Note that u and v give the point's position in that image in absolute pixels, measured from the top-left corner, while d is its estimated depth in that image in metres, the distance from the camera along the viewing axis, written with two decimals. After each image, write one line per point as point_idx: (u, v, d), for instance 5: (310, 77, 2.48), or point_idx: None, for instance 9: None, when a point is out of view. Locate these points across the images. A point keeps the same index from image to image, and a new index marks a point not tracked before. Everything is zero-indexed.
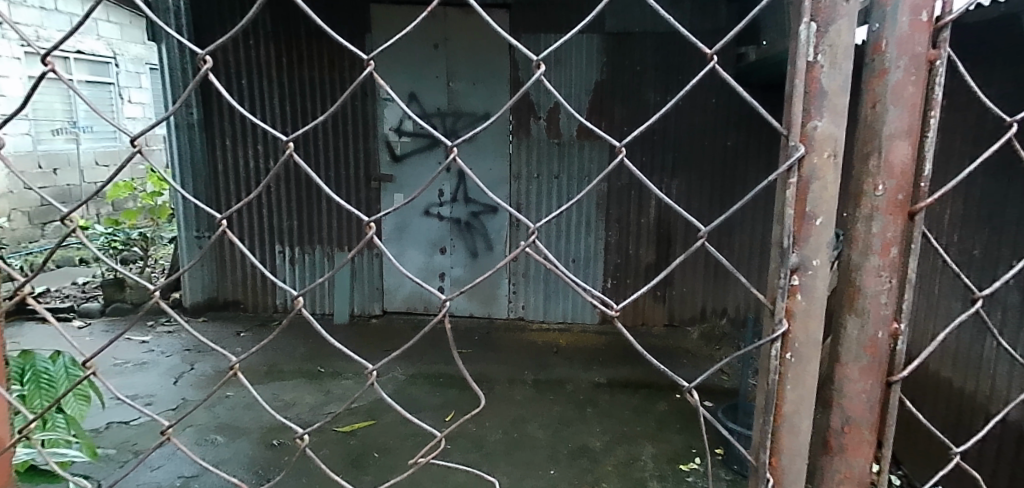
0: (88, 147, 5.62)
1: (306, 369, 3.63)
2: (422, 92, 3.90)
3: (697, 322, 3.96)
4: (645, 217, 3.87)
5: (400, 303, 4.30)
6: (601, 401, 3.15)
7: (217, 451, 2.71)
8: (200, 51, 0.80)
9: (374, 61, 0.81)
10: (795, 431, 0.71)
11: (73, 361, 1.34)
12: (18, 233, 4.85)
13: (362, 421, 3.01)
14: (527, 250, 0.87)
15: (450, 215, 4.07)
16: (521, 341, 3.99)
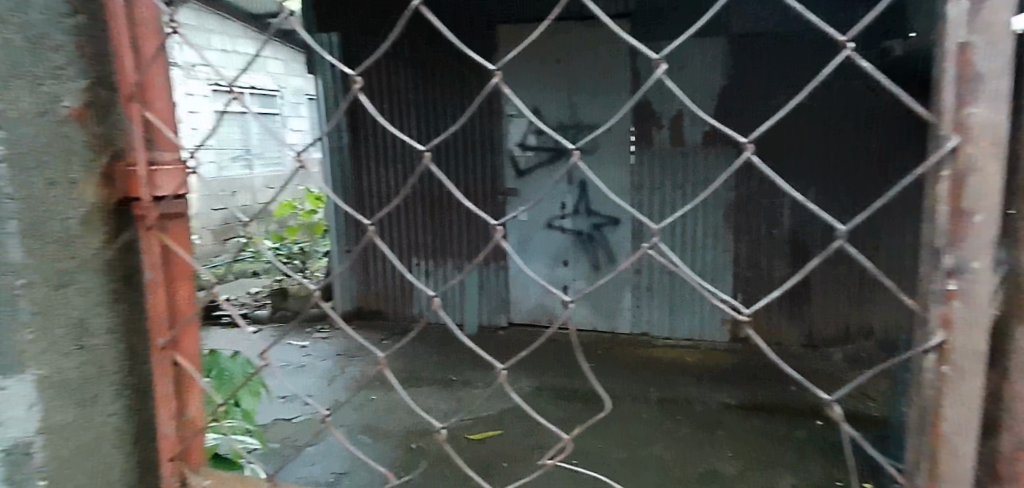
0: (260, 172, 6.30)
1: (439, 377, 3.85)
2: (545, 105, 4.03)
3: (840, 342, 3.75)
4: (778, 228, 3.72)
5: (524, 316, 4.42)
6: (731, 423, 3.09)
7: (363, 451, 2.95)
8: (351, 74, 0.87)
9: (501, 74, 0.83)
10: (956, 456, 0.64)
11: (248, 362, 1.58)
12: (205, 249, 5.57)
13: (491, 430, 3.15)
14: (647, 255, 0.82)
15: (572, 227, 4.15)
16: (645, 357, 3.98)
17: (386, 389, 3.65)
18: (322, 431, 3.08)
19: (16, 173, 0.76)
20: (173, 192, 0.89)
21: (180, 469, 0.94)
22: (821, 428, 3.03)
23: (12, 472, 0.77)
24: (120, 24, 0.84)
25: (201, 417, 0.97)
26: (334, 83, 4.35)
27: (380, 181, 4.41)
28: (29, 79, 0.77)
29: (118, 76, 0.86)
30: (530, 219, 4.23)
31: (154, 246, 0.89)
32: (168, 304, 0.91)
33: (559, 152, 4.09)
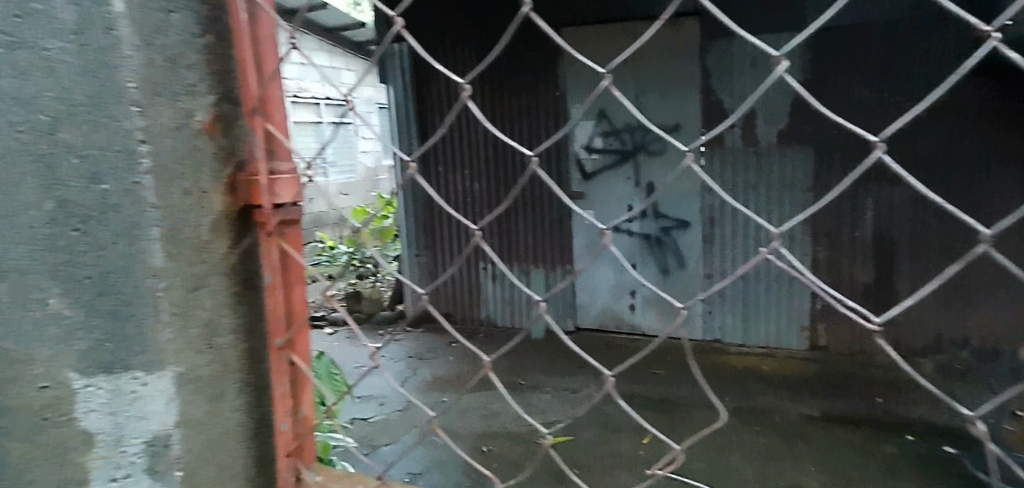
0: (335, 179, 6.52)
1: (508, 381, 3.86)
2: (610, 108, 4.00)
3: (931, 352, 3.51)
4: (860, 231, 3.54)
5: (592, 321, 4.41)
6: (813, 436, 2.97)
7: (437, 452, 2.99)
8: (462, 81, 0.90)
9: (611, 75, 0.82)
10: None
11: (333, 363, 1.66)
12: None
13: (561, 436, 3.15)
14: (765, 260, 0.76)
15: (639, 230, 4.11)
16: (720, 363, 3.88)
17: (456, 391, 3.71)
18: (397, 432, 3.16)
19: (159, 182, 0.80)
20: (291, 200, 0.94)
21: (295, 464, 0.98)
22: (914, 442, 2.86)
23: (153, 464, 0.83)
24: (245, 43, 0.89)
25: (312, 413, 1.01)
26: (405, 92, 4.45)
27: (449, 186, 4.50)
28: (168, 96, 0.81)
29: (241, 91, 0.90)
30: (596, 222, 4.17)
31: (274, 251, 0.93)
32: (285, 306, 0.96)
33: (626, 155, 4.02)
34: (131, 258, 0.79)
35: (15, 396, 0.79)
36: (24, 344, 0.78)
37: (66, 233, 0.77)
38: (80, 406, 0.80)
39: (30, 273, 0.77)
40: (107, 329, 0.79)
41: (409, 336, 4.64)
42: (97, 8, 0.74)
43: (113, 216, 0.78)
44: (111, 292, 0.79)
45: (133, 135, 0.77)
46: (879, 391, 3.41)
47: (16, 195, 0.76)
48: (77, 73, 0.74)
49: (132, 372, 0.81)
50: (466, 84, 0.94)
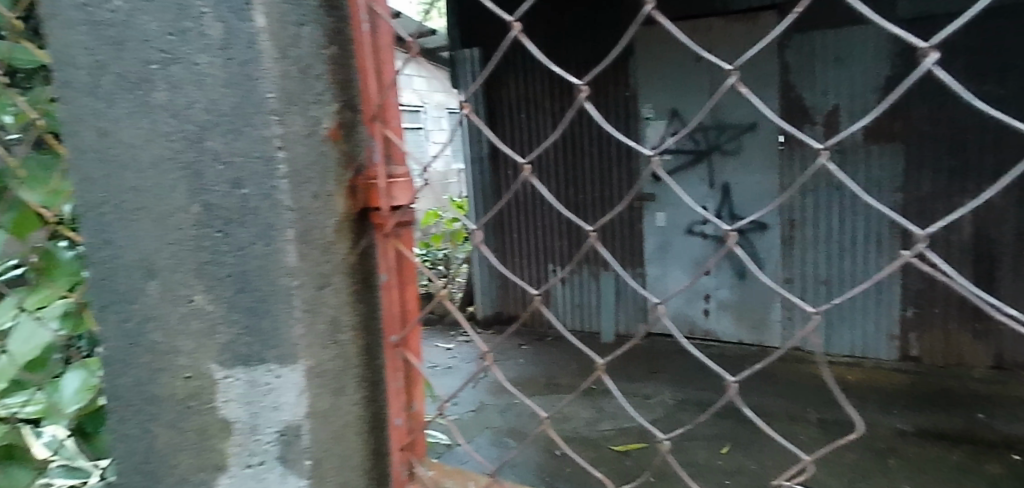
0: None
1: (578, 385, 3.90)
2: (683, 108, 4.29)
3: None
4: (960, 234, 3.62)
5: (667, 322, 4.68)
6: (906, 451, 2.81)
7: (510, 454, 3.03)
8: (578, 81, 0.82)
9: (738, 71, 0.73)
10: None
11: None
12: None
13: (635, 443, 3.17)
14: (908, 262, 0.64)
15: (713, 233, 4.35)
16: (801, 372, 3.96)
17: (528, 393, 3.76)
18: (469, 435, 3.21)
19: (294, 187, 0.84)
20: (407, 203, 0.96)
21: (409, 458, 1.01)
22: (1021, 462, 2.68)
23: (285, 452, 0.87)
24: (365, 53, 0.93)
25: (424, 410, 1.03)
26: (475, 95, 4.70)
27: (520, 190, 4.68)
28: (300, 106, 0.85)
29: (362, 99, 0.94)
30: (668, 224, 4.50)
31: (389, 251, 0.97)
32: (399, 307, 0.99)
33: (699, 156, 4.39)
34: (266, 257, 0.84)
35: (164, 385, 0.89)
36: (171, 337, 0.88)
37: (210, 234, 0.84)
38: (220, 397, 0.87)
39: (177, 273, 0.86)
40: (246, 324, 0.85)
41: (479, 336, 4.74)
42: (242, 25, 0.78)
43: (253, 218, 0.83)
44: (249, 289, 0.84)
45: (271, 142, 0.81)
46: (985, 391, 3.36)
47: (168, 199, 0.85)
48: (223, 85, 0.80)
49: (267, 365, 0.85)
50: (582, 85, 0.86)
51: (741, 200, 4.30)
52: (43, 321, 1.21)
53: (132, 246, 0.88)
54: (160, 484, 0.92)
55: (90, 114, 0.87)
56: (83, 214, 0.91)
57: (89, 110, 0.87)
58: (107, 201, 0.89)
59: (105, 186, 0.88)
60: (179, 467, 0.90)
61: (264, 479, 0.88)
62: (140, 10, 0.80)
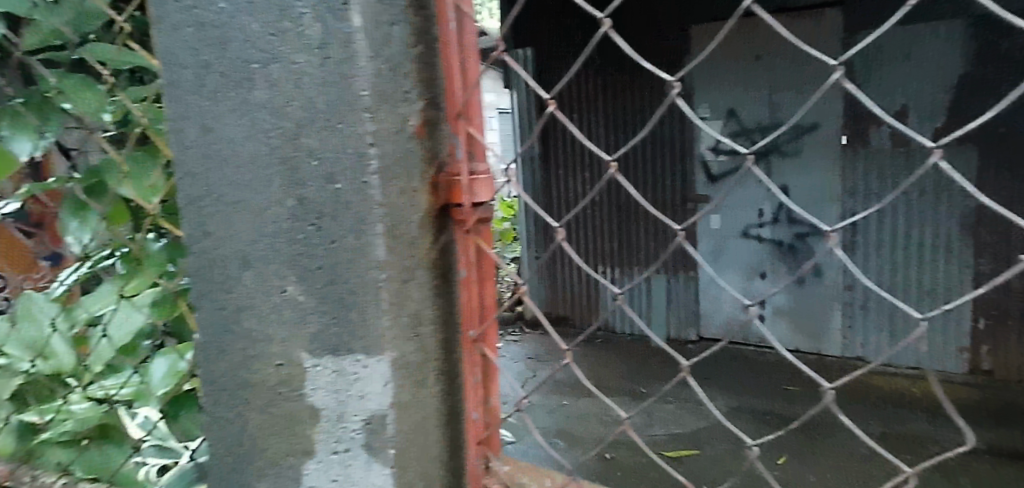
0: None
1: (629, 389, 4.29)
2: (740, 106, 4.32)
3: None
4: None
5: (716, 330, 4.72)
6: (976, 471, 2.69)
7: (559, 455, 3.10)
8: (671, 80, 0.80)
9: (844, 67, 0.70)
10: None
11: None
12: None
13: (685, 449, 3.41)
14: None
15: (770, 236, 4.39)
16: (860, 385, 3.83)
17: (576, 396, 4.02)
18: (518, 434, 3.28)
19: (385, 182, 0.86)
20: (489, 199, 0.96)
21: (485, 452, 1.03)
22: None
23: (370, 440, 0.90)
24: (452, 50, 0.92)
25: (499, 410, 1.02)
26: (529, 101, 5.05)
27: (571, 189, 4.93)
28: (390, 103, 0.87)
29: (447, 95, 0.94)
30: (723, 227, 4.54)
31: (470, 247, 0.98)
32: (478, 302, 1.00)
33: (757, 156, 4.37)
34: (356, 250, 0.87)
35: (256, 370, 0.94)
36: (264, 324, 0.93)
37: (305, 227, 0.88)
38: (309, 384, 0.91)
39: (272, 263, 0.91)
40: (336, 315, 0.89)
41: (528, 336, 4.92)
42: (340, 24, 0.81)
43: (346, 212, 0.86)
44: (339, 280, 0.88)
45: (363, 139, 0.84)
46: None
47: (264, 193, 0.89)
48: (319, 83, 0.83)
49: (355, 355, 0.89)
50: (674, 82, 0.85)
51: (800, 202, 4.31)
52: (137, 306, 1.46)
53: (230, 237, 0.93)
54: (250, 466, 0.97)
55: (195, 111, 0.92)
56: (186, 206, 0.97)
57: (194, 107, 0.92)
58: (208, 195, 0.94)
59: (206, 181, 0.93)
60: (269, 450, 0.95)
61: (350, 465, 0.91)
62: (242, 11, 0.84)
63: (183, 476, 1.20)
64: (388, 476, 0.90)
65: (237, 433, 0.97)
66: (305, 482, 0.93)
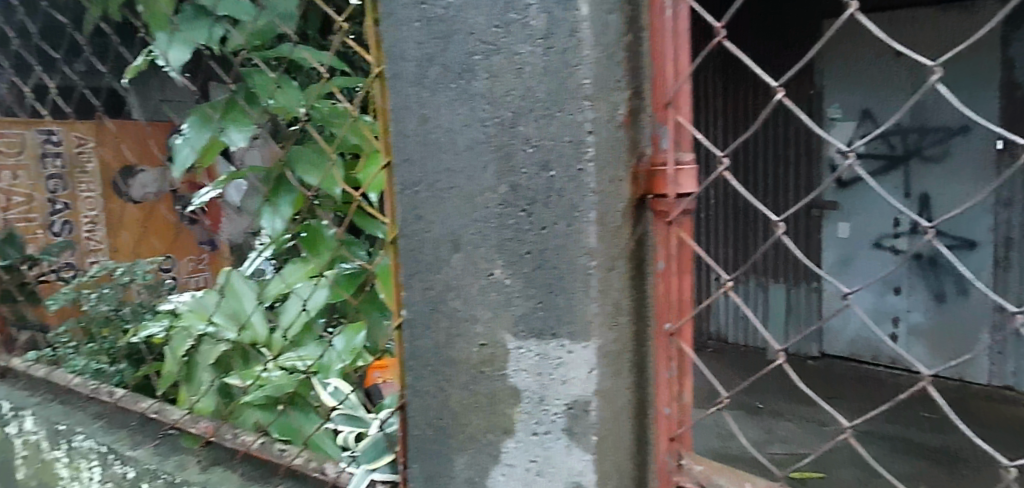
0: None
1: (745, 403, 4.58)
2: (875, 107, 4.88)
3: None
4: None
5: (842, 348, 5.27)
6: None
7: None
8: (931, 65, 0.73)
9: None
10: None
11: None
12: None
13: (813, 472, 3.59)
14: None
15: (904, 248, 4.91)
16: (1011, 417, 4.18)
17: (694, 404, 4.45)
18: None
19: (600, 169, 0.87)
20: (695, 190, 0.93)
21: (677, 449, 1.00)
22: None
23: (572, 425, 0.91)
24: (667, 42, 0.90)
25: (689, 409, 0.99)
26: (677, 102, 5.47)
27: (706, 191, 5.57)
28: (609, 89, 0.87)
29: (653, 87, 0.92)
30: (848, 236, 5.16)
31: (671, 240, 0.94)
32: (677, 295, 0.96)
33: (896, 160, 4.88)
34: (568, 237, 0.89)
35: (460, 350, 1.00)
36: (469, 305, 0.98)
37: (516, 213, 0.92)
38: (512, 365, 0.95)
39: (480, 248, 0.96)
40: (542, 299, 0.92)
41: None
42: (566, 14, 0.84)
43: (559, 200, 0.88)
44: (547, 265, 0.91)
45: (583, 127, 0.85)
46: None
47: (479, 180, 0.94)
48: (541, 73, 0.87)
49: (560, 340, 0.91)
50: (932, 67, 0.78)
51: (947, 221, 4.67)
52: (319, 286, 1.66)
53: (440, 221, 1.00)
54: (451, 440, 1.03)
55: (415, 102, 0.99)
56: (401, 191, 1.05)
57: (415, 99, 1.00)
58: (421, 181, 1.01)
59: (421, 168, 1.01)
60: (471, 426, 1.00)
61: (550, 447, 0.93)
62: (470, 7, 0.91)
63: (376, 445, 1.35)
64: (589, 462, 0.91)
65: (434, 410, 1.05)
66: (503, 460, 0.97)
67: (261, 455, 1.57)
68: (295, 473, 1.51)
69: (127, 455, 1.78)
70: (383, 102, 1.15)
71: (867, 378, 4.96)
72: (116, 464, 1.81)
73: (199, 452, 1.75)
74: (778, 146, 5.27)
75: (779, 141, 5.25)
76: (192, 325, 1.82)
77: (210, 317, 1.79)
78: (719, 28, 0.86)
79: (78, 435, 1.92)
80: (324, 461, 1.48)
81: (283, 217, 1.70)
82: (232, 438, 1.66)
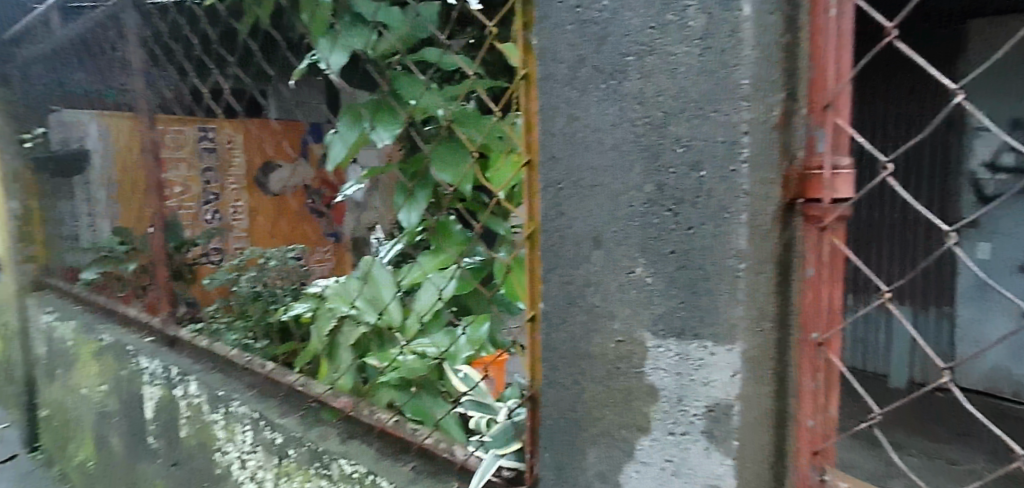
0: None
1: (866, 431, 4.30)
2: None
3: None
4: None
5: (979, 382, 4.80)
6: None
7: None
8: None
9: None
10: None
11: None
12: None
13: None
14: None
15: None
16: None
17: None
18: None
19: (754, 171, 0.86)
20: (851, 196, 0.88)
21: (821, 464, 0.93)
22: None
23: (711, 428, 0.91)
24: (829, 41, 0.86)
25: (834, 424, 0.92)
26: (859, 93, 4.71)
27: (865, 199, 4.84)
28: (766, 89, 0.86)
29: (810, 89, 0.88)
30: (990, 257, 4.68)
31: (824, 245, 0.89)
32: (827, 302, 0.90)
33: None
34: (716, 238, 0.88)
35: (597, 344, 1.02)
36: (608, 301, 1.00)
37: (661, 212, 0.93)
38: (650, 363, 0.96)
39: (622, 246, 0.97)
40: (685, 299, 0.92)
41: None
42: (727, 14, 0.84)
43: (708, 200, 0.88)
44: (692, 265, 0.91)
45: (738, 128, 0.85)
46: None
47: (624, 179, 0.96)
48: (697, 73, 0.87)
49: (702, 341, 0.91)
50: None
51: None
52: (447, 278, 1.74)
53: (583, 218, 1.02)
54: (584, 432, 1.05)
55: (565, 102, 1.03)
56: (545, 188, 1.08)
57: (564, 99, 1.03)
58: (566, 179, 1.04)
59: (566, 165, 1.04)
60: (604, 420, 1.02)
61: (687, 449, 0.93)
62: (626, 8, 0.93)
63: (505, 432, 1.40)
64: (729, 467, 0.90)
65: (565, 402, 1.08)
66: (638, 458, 0.98)
67: (396, 433, 1.71)
68: (426, 452, 1.64)
69: (276, 422, 1.96)
70: (529, 103, 1.20)
71: (1009, 417, 4.46)
72: (266, 429, 1.99)
73: (339, 425, 1.90)
74: (914, 154, 4.87)
75: (916, 151, 4.86)
76: (337, 307, 1.96)
77: (353, 300, 1.91)
78: (889, 30, 0.82)
79: (235, 402, 2.12)
80: (452, 444, 1.61)
81: (416, 211, 1.79)
82: (369, 414, 1.82)
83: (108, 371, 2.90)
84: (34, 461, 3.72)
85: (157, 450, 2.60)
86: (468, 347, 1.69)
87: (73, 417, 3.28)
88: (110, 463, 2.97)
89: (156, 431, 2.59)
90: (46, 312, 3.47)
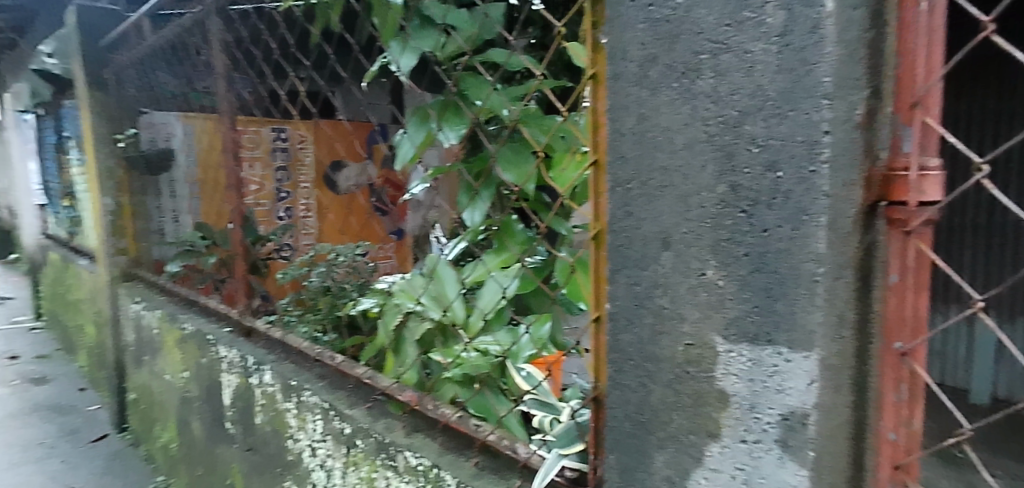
0: None
1: None
2: None
3: None
4: None
5: None
6: None
7: None
8: None
9: None
10: None
11: None
12: None
13: None
14: None
15: None
16: None
17: None
18: None
19: (836, 172, 0.83)
20: (939, 198, 0.84)
21: (902, 479, 0.89)
22: None
23: (786, 436, 0.88)
24: (920, 37, 0.83)
25: (918, 436, 0.89)
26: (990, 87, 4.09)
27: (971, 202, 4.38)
28: (850, 87, 0.82)
29: (897, 87, 0.84)
30: None
31: (908, 250, 0.85)
32: (911, 310, 0.86)
33: None
34: (793, 241, 0.86)
35: (665, 348, 1.00)
36: (677, 304, 0.98)
37: (734, 213, 0.90)
38: (721, 368, 0.93)
39: (692, 248, 0.95)
40: (758, 303, 0.89)
41: None
42: (809, 10, 0.81)
43: (785, 201, 0.85)
44: (767, 269, 0.88)
45: (819, 127, 0.82)
46: None
47: (696, 179, 0.94)
48: (775, 71, 0.85)
49: (776, 347, 0.88)
50: None
51: None
52: (509, 277, 1.73)
53: (652, 219, 1.01)
54: (651, 436, 1.04)
55: (635, 102, 1.01)
56: (613, 188, 1.07)
57: (634, 98, 1.02)
58: (634, 179, 1.03)
59: (635, 166, 1.02)
60: (671, 425, 1.00)
61: (760, 457, 0.91)
62: (699, 6, 0.91)
63: (568, 432, 1.39)
64: (803, 477, 0.87)
65: (631, 404, 1.07)
66: (707, 464, 0.96)
67: (460, 428, 1.72)
68: (488, 448, 1.65)
69: (345, 413, 2.02)
70: (597, 101, 1.19)
71: None
72: (335, 419, 2.05)
73: (404, 418, 1.93)
74: None
75: None
76: (402, 303, 1.98)
77: (419, 296, 1.93)
78: (985, 25, 0.78)
79: (307, 392, 2.20)
80: (515, 441, 1.61)
81: (481, 209, 1.79)
82: (433, 409, 1.84)
83: (190, 358, 3.06)
84: (123, 441, 3.96)
85: (233, 435, 2.72)
86: (530, 346, 1.68)
87: (158, 400, 3.47)
88: (190, 446, 3.13)
89: (233, 417, 2.71)
90: (135, 301, 3.68)
